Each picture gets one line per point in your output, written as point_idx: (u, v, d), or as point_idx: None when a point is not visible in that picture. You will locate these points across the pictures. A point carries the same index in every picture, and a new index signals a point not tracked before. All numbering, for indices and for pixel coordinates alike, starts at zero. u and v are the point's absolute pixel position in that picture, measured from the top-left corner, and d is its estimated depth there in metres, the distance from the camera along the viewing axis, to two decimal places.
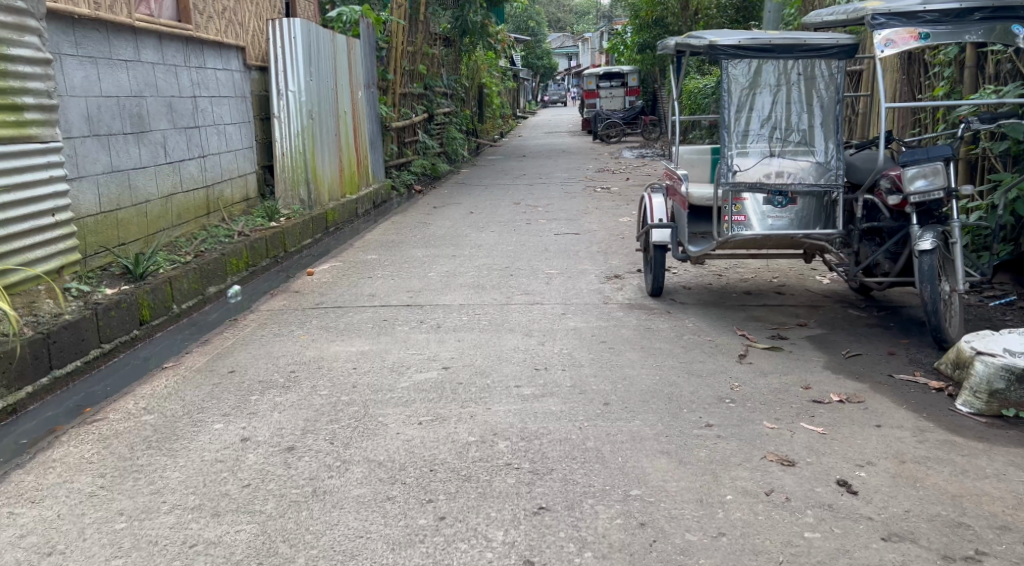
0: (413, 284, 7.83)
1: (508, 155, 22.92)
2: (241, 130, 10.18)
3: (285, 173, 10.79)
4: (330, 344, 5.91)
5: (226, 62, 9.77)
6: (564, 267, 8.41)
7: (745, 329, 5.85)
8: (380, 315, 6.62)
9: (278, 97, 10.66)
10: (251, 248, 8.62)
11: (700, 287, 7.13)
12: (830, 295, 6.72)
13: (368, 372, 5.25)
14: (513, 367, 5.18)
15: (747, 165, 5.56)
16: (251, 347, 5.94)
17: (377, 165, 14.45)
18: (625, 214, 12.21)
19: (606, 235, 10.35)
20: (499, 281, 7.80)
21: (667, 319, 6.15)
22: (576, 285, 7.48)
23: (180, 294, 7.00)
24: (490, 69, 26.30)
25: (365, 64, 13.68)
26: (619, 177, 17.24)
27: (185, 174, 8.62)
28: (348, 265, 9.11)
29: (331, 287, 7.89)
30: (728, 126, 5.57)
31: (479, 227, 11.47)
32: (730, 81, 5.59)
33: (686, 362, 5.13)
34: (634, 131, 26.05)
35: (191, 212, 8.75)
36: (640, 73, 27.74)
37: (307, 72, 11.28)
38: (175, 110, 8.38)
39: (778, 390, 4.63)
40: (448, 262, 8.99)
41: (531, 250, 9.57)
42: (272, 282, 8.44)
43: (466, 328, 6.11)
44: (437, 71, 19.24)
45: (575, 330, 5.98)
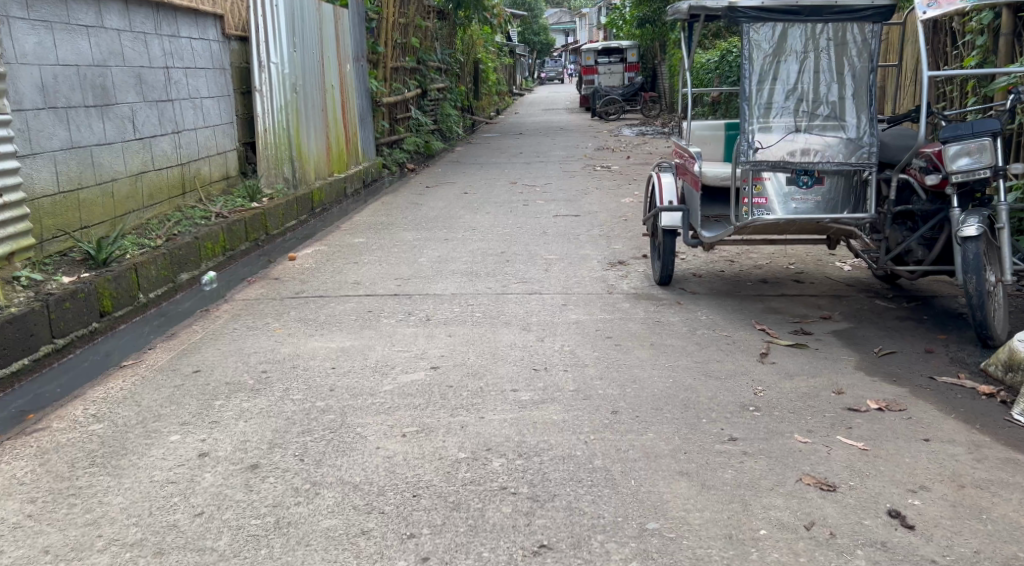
0: (402, 271, 7.29)
1: (505, 133, 22.33)
2: (219, 104, 9.65)
3: (268, 151, 10.28)
4: (308, 340, 5.38)
5: (202, 31, 9.23)
6: (564, 252, 7.87)
7: (764, 323, 5.32)
8: (365, 306, 6.09)
9: (260, 70, 10.09)
10: (228, 230, 8.08)
11: (711, 275, 6.60)
12: (853, 284, 6.19)
13: (348, 372, 4.72)
14: (509, 368, 4.65)
15: (770, 142, 5.02)
16: (221, 342, 5.40)
17: (368, 142, 13.88)
18: (627, 194, 11.66)
19: (608, 217, 9.81)
20: (494, 268, 7.26)
21: (678, 312, 5.62)
22: (577, 272, 6.95)
23: (147, 282, 6.43)
24: (485, 44, 25.68)
25: (354, 36, 13.09)
26: (620, 155, 16.69)
27: (157, 151, 8.09)
28: (335, 249, 8.56)
29: (314, 273, 7.35)
30: (749, 98, 5.03)
31: (474, 208, 10.91)
32: (751, 48, 5.01)
33: (702, 363, 4.60)
34: (633, 109, 25.45)
35: (163, 192, 8.22)
36: (640, 49, 27.11)
37: (289, 43, 10.70)
38: (145, 82, 7.86)
39: (808, 396, 4.11)
40: (441, 247, 8.45)
41: (529, 232, 9.02)
42: (251, 268, 7.89)
43: (457, 322, 5.58)
44: (431, 45, 18.63)
45: (577, 324, 5.45)
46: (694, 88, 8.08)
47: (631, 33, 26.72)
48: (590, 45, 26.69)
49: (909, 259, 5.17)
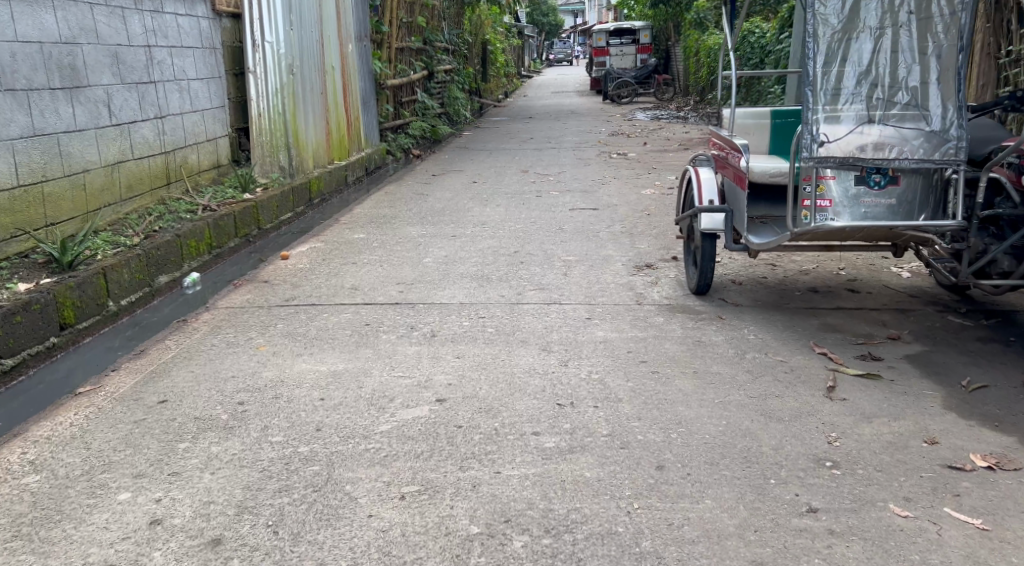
0: (404, 274, 6.56)
1: (514, 117, 21.53)
2: (209, 87, 8.93)
3: (262, 137, 9.56)
4: (295, 361, 4.65)
5: (189, 7, 8.52)
6: (583, 253, 7.14)
7: (825, 346, 4.57)
8: (362, 318, 5.37)
9: (254, 49, 9.34)
10: (215, 225, 7.38)
11: (752, 282, 5.86)
12: (917, 295, 5.46)
13: (339, 406, 4.00)
14: (529, 402, 3.93)
15: (840, 134, 4.25)
16: (195, 363, 4.67)
17: (371, 128, 13.15)
18: (647, 184, 10.93)
19: (628, 212, 9.06)
20: (508, 272, 6.53)
21: (721, 330, 4.89)
22: (600, 279, 6.21)
23: (118, 287, 5.65)
24: (493, 24, 24.85)
25: (356, 14, 12.33)
26: (636, 142, 15.94)
27: (137, 138, 7.36)
28: (333, 246, 7.86)
29: (308, 276, 6.62)
30: (814, 83, 4.27)
31: (483, 200, 10.19)
32: (817, 22, 4.27)
33: (759, 400, 3.88)
34: (646, 92, 24.61)
35: (145, 183, 7.49)
36: (652, 30, 26.26)
37: (286, 20, 9.95)
38: (123, 62, 7.13)
39: (894, 447, 3.37)
40: (449, 245, 7.73)
41: (544, 229, 8.29)
42: (240, 268, 7.18)
43: (468, 340, 4.86)
44: (438, 25, 17.83)
45: (606, 344, 4.72)
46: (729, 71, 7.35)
47: (645, 13, 25.89)
48: (601, 25, 25.84)
49: (994, 271, 4.43)
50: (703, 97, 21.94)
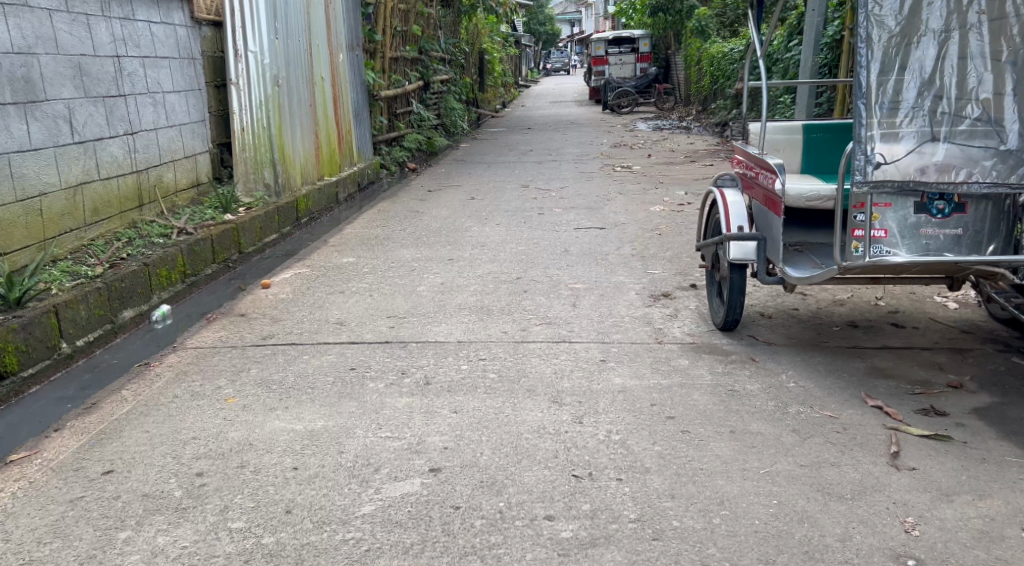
0: (395, 306, 5.95)
1: (512, 128, 20.95)
2: (187, 100, 8.38)
3: (246, 153, 8.98)
4: (267, 417, 4.03)
5: (164, 15, 8.00)
6: (592, 281, 6.54)
7: (879, 398, 3.93)
8: (347, 360, 4.76)
9: (236, 59, 8.76)
10: (190, 251, 6.80)
11: (783, 315, 5.26)
12: (971, 331, 4.87)
13: (314, 478, 3.38)
14: (539, 473, 3.32)
15: (898, 154, 3.69)
16: (153, 417, 4.05)
17: (364, 140, 12.57)
18: (655, 200, 10.34)
19: (637, 231, 8.45)
20: (510, 304, 5.92)
21: (756, 375, 4.29)
22: (612, 311, 5.60)
23: (73, 326, 5.04)
24: (490, 34, 24.33)
25: (348, 22, 11.78)
26: (640, 154, 15.36)
27: (106, 157, 6.84)
28: (319, 272, 7.26)
29: (290, 308, 6.01)
30: (867, 96, 3.71)
31: (482, 218, 9.61)
32: (871, 25, 3.70)
33: (813, 469, 3.28)
34: (647, 102, 24.01)
35: (114, 205, 6.95)
36: (652, 38, 25.73)
37: (271, 29, 9.36)
38: (88, 74, 6.64)
39: (987, 540, 2.81)
40: (445, 270, 7.13)
41: (547, 251, 7.69)
42: (216, 299, 6.58)
43: (466, 389, 4.24)
44: (434, 34, 17.27)
45: (625, 394, 4.11)
46: (751, 81, 6.77)
47: (644, 21, 25.32)
48: (599, 34, 25.30)
49: None
50: (706, 106, 21.35)
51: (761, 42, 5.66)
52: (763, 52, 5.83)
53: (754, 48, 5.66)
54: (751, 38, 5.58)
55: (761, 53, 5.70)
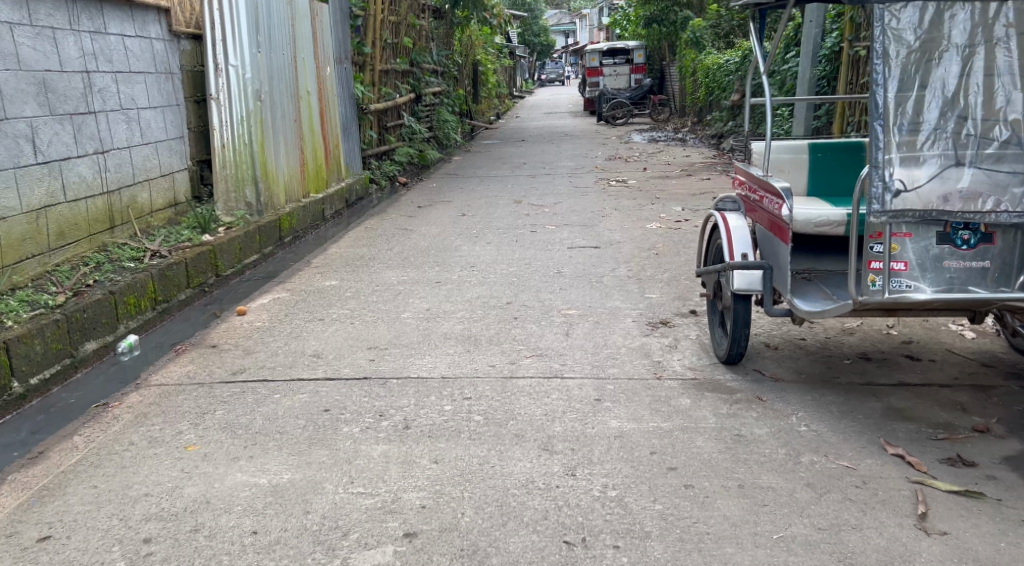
0: (377, 336, 5.60)
1: (506, 140, 20.64)
2: (164, 116, 8.04)
3: (225, 170, 8.61)
4: (228, 469, 3.67)
5: (139, 28, 7.67)
6: (587, 306, 6.19)
7: (899, 445, 3.57)
8: (321, 401, 4.40)
9: (215, 73, 8.42)
10: (162, 276, 6.44)
11: (790, 346, 4.91)
12: (993, 364, 4.52)
13: (274, 547, 3.04)
14: (524, 541, 3.01)
15: (919, 180, 3.35)
16: (105, 468, 3.70)
17: (353, 154, 12.23)
18: (651, 216, 10.01)
19: (634, 251, 8.10)
20: (498, 333, 5.56)
21: (764, 417, 3.94)
22: (607, 341, 5.24)
23: (26, 363, 4.70)
24: (484, 45, 24.05)
25: (335, 35, 11.46)
26: (635, 167, 15.04)
27: (73, 178, 6.57)
28: (300, 296, 6.90)
29: (265, 338, 5.66)
30: (885, 115, 3.38)
31: (472, 236, 9.26)
32: (889, 38, 3.40)
33: (833, 534, 2.94)
34: (642, 113, 23.73)
35: (81, 227, 6.63)
36: (647, 50, 25.48)
37: (253, 42, 9.01)
38: (52, 90, 6.35)
39: None
40: (431, 295, 6.78)
41: (539, 273, 7.35)
42: (188, 327, 6.23)
43: (449, 435, 3.88)
44: (426, 46, 16.97)
45: (623, 440, 3.75)
46: (754, 97, 6.44)
47: (638, 32, 25.03)
48: (593, 45, 25.04)
49: None
50: (702, 118, 21.03)
51: (764, 56, 5.34)
52: (766, 67, 5.51)
53: (757, 63, 5.33)
54: (754, 51, 5.26)
55: (764, 68, 5.38)
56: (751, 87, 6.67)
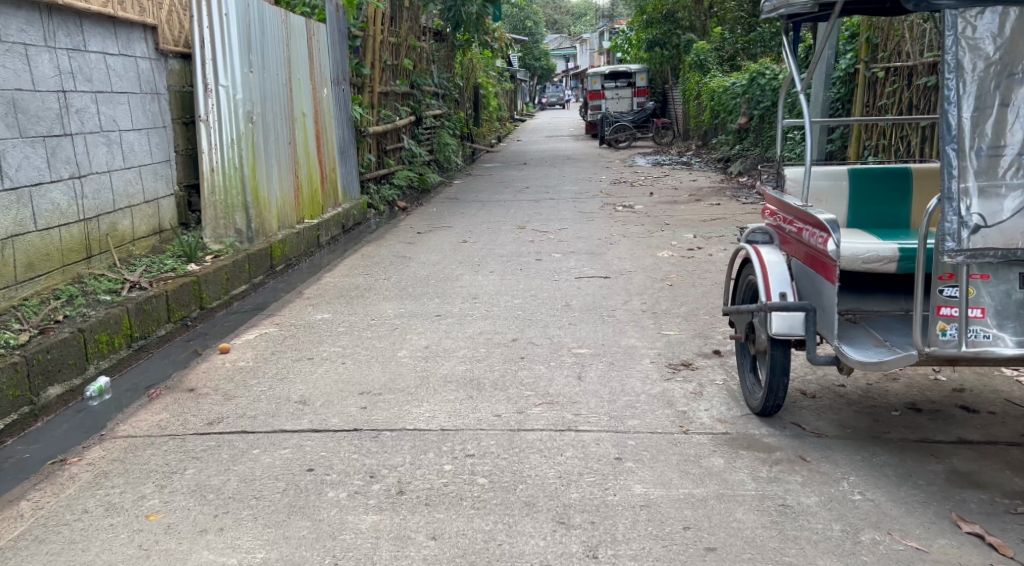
0: (370, 379, 5.10)
1: (508, 163, 20.22)
2: (149, 139, 7.59)
3: (215, 196, 8.15)
4: (193, 546, 3.18)
5: (124, 45, 7.23)
6: (600, 344, 5.69)
7: (975, 520, 3.10)
8: (305, 458, 3.91)
9: (205, 94, 7.98)
10: (140, 311, 5.95)
11: (830, 393, 4.43)
12: None
13: None
14: None
15: (1001, 216, 3.07)
16: (52, 546, 3.22)
17: (350, 178, 11.76)
18: (662, 244, 9.53)
19: (646, 281, 7.62)
20: (503, 376, 5.05)
21: (813, 482, 3.46)
22: (625, 386, 4.75)
23: None
24: (485, 67, 23.67)
25: (333, 55, 11.05)
26: (641, 191, 14.59)
27: (47, 205, 6.11)
28: (288, 331, 6.41)
29: (248, 381, 5.17)
30: (959, 140, 3.10)
31: (475, 264, 8.79)
32: (965, 52, 3.09)
33: None
34: (645, 136, 23.32)
35: (54, 258, 6.16)
36: (650, 73, 25.10)
37: (246, 62, 8.55)
38: (23, 111, 5.91)
39: None
40: (430, 330, 6.28)
41: (546, 306, 6.85)
42: (167, 368, 5.74)
43: (448, 503, 3.40)
44: (427, 67, 16.57)
45: (650, 511, 3.27)
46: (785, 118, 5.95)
47: (641, 55, 24.69)
48: (596, 68, 24.67)
49: None
50: (707, 141, 20.61)
51: (799, 75, 4.87)
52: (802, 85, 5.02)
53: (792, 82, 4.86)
54: (789, 68, 4.78)
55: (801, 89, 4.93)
56: (781, 108, 6.21)
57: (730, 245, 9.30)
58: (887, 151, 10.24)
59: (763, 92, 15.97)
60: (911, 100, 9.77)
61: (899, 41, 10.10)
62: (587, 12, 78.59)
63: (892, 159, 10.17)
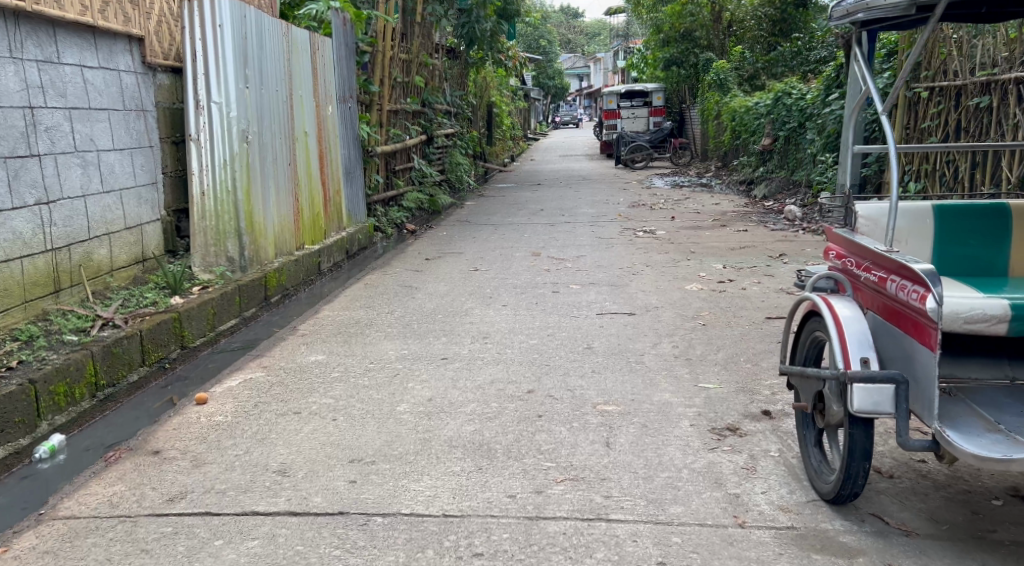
0: (361, 442, 4.38)
1: (522, 184, 19.52)
2: (132, 159, 6.90)
3: (205, 222, 7.42)
4: None
5: (105, 57, 6.56)
6: (629, 397, 4.98)
7: None
8: (277, 559, 3.27)
9: (197, 111, 7.28)
10: (108, 355, 5.26)
11: (909, 470, 3.73)
12: None
13: None
14: None
15: None
16: None
17: (356, 201, 11.09)
18: (688, 275, 8.81)
19: (675, 319, 6.89)
20: (518, 440, 4.34)
21: None
22: (662, 457, 4.05)
23: None
24: (499, 86, 23.00)
25: (339, 71, 10.42)
26: (662, 215, 13.89)
27: (5, 236, 5.45)
28: (274, 377, 5.69)
29: (223, 443, 4.47)
30: None
31: (487, 296, 8.09)
32: None
33: None
34: (662, 156, 22.58)
35: (13, 294, 5.51)
36: (667, 92, 24.34)
37: (241, 76, 7.78)
38: None
39: None
40: (434, 376, 5.56)
41: (564, 348, 6.12)
42: (134, 420, 5.06)
43: None
44: (439, 85, 15.92)
45: None
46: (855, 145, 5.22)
47: (658, 74, 23.96)
48: (612, 87, 23.94)
49: None
50: (727, 162, 19.87)
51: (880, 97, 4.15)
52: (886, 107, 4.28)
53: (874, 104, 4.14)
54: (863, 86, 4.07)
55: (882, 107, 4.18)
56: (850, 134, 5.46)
57: (764, 278, 8.56)
58: (931, 177, 9.49)
59: (789, 113, 15.22)
60: (960, 122, 9.05)
61: (945, 60, 9.32)
62: (601, 30, 78.04)
63: (936, 185, 9.41)
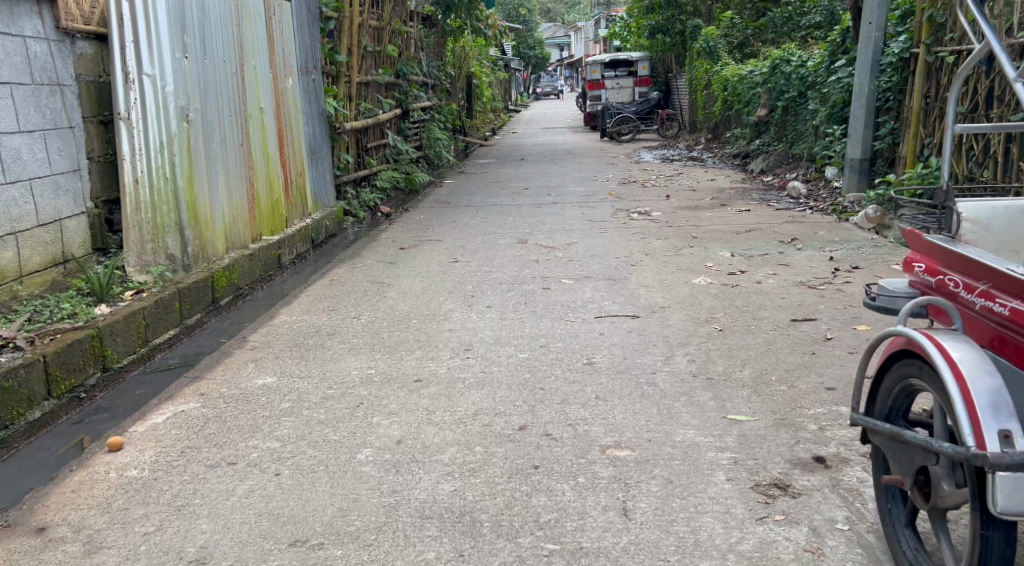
0: (307, 512, 3.42)
1: (504, 159, 18.48)
2: (47, 143, 5.82)
3: (139, 213, 6.34)
4: None
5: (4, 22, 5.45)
6: (646, 436, 4.04)
7: None
8: None
9: (126, 84, 6.19)
10: None
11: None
12: None
13: None
14: None
15: None
16: None
17: (323, 183, 10.02)
18: (692, 265, 7.86)
19: (686, 323, 5.95)
20: (508, 506, 3.39)
21: None
22: (699, 535, 3.15)
23: None
24: (478, 56, 21.85)
25: (300, 40, 9.32)
26: (655, 193, 12.93)
27: None
28: (211, 408, 4.70)
29: (131, 513, 3.50)
30: None
31: (467, 293, 7.14)
32: None
33: None
34: (650, 128, 21.54)
35: None
36: (652, 59, 23.22)
37: (178, 43, 6.69)
38: None
39: None
40: (403, 406, 4.58)
41: (559, 364, 5.16)
42: (28, 475, 4.05)
43: None
44: (414, 55, 14.80)
45: None
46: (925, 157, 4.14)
47: (643, 41, 22.84)
48: (594, 55, 22.71)
49: None
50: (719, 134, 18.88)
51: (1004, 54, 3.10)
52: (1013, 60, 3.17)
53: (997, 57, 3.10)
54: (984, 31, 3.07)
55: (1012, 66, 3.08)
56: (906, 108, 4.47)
57: (778, 268, 7.62)
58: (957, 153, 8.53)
59: (787, 81, 14.21)
60: (993, 90, 8.06)
61: None
62: None
63: (964, 161, 8.45)
